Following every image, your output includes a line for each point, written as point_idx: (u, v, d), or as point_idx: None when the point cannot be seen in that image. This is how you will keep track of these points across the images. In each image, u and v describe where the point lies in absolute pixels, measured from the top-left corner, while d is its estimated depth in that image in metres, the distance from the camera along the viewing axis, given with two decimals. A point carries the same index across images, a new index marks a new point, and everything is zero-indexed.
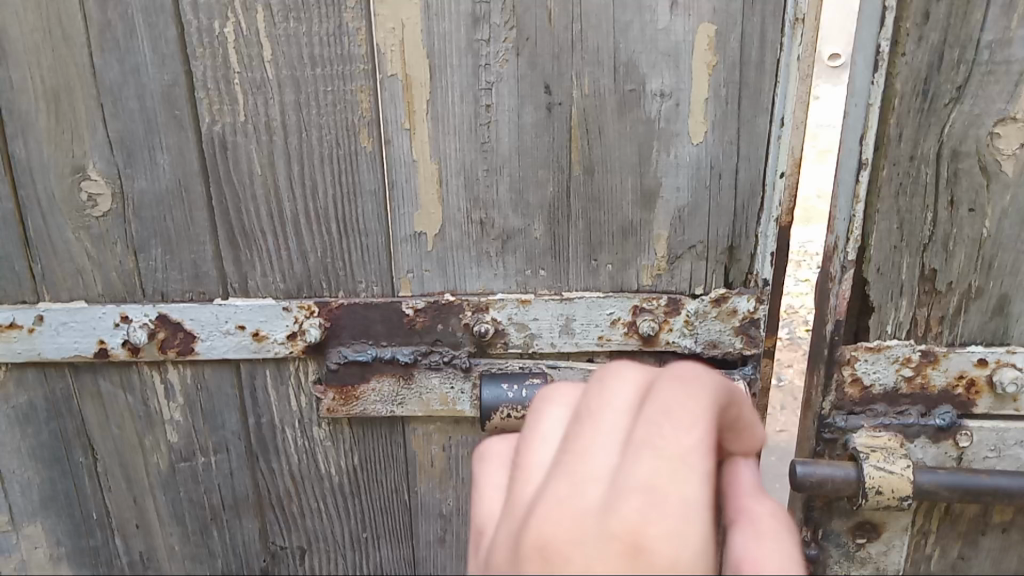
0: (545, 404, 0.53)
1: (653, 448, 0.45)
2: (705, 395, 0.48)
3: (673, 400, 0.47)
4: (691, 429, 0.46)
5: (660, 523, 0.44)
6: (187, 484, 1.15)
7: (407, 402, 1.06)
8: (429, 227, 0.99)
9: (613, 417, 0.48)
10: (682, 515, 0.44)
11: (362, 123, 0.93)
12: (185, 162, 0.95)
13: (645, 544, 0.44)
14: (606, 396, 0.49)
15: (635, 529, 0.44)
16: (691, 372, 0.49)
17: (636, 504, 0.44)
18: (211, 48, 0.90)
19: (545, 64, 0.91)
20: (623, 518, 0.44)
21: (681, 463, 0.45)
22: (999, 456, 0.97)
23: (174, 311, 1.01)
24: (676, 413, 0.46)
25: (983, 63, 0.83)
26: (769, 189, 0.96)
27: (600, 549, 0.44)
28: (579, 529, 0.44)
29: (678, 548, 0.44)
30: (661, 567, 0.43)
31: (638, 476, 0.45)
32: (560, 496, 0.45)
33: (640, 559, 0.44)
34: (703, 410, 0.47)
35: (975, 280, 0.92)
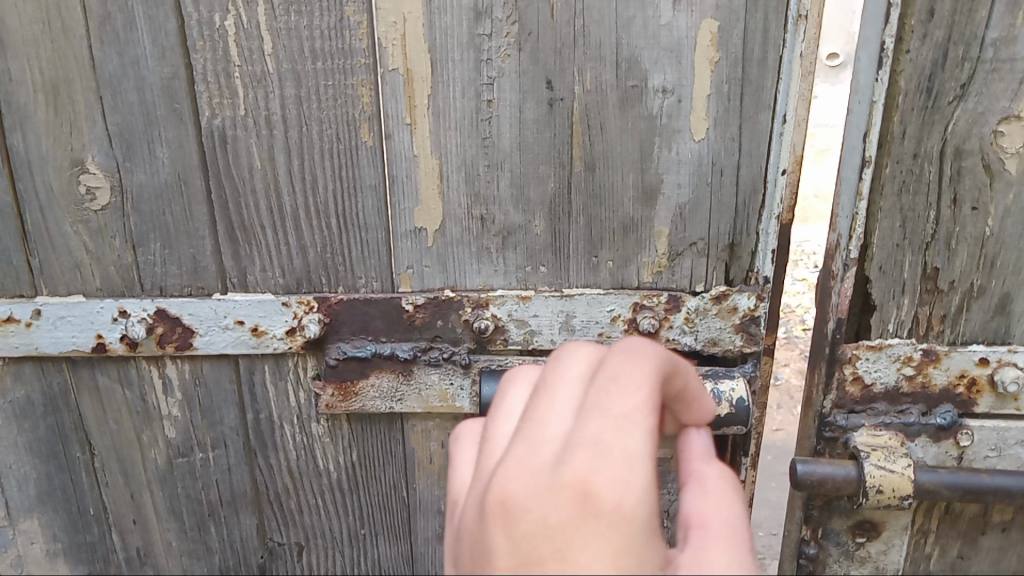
0: (509, 384, 0.58)
1: (600, 409, 0.50)
2: (649, 363, 0.52)
3: (620, 366, 0.51)
4: (635, 391, 0.50)
5: (606, 472, 0.48)
6: (185, 479, 1.15)
7: (407, 398, 1.05)
8: (430, 222, 0.98)
9: (566, 385, 0.52)
10: (627, 464, 0.49)
11: (363, 117, 0.93)
12: (184, 155, 0.95)
13: (594, 491, 0.48)
14: (560, 368, 0.53)
15: (583, 478, 0.48)
16: (637, 345, 0.53)
17: (584, 456, 0.48)
18: (211, 40, 0.89)
19: (547, 59, 0.90)
20: (572, 469, 0.48)
21: (626, 418, 0.49)
22: (999, 455, 0.97)
23: (173, 306, 1.00)
24: (622, 377, 0.51)
25: (987, 61, 0.83)
26: (771, 186, 0.95)
27: (554, 498, 0.48)
28: (533, 482, 0.48)
29: (623, 494, 0.48)
30: (608, 511, 0.48)
31: (586, 432, 0.49)
32: (517, 456, 0.50)
33: (589, 505, 0.48)
34: (646, 375, 0.51)
35: (977, 279, 0.92)
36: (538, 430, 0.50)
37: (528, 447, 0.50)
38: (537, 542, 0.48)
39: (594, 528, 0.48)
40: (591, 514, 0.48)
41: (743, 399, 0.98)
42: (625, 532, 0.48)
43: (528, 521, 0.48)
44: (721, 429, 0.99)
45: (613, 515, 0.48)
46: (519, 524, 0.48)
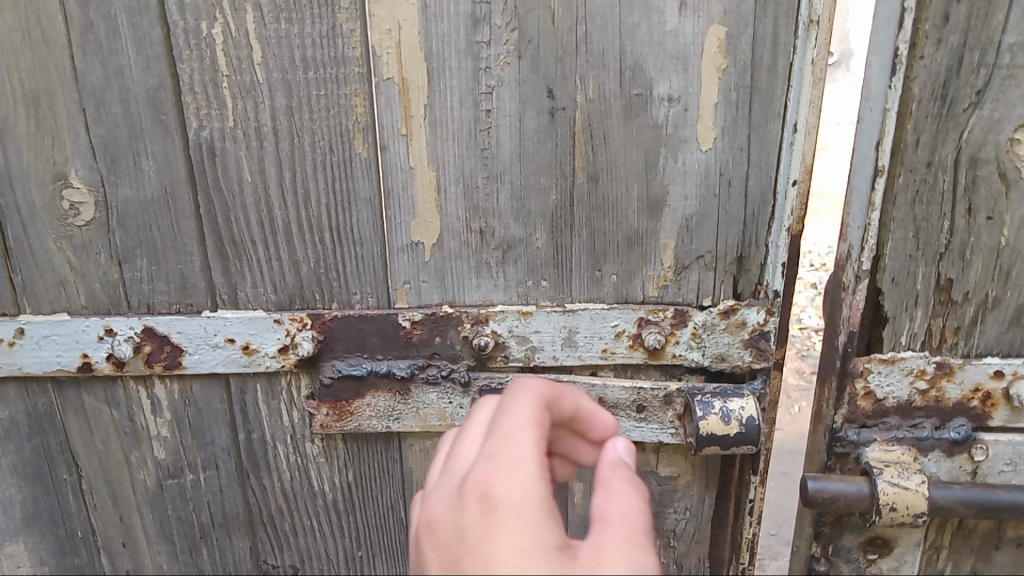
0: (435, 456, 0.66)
1: (493, 432, 0.57)
2: (530, 390, 0.60)
3: (507, 399, 0.60)
4: (519, 412, 0.58)
5: (498, 472, 0.54)
6: (175, 501, 1.11)
7: (404, 417, 1.02)
8: (427, 236, 0.95)
9: (472, 428, 0.61)
10: (514, 462, 0.55)
11: (356, 128, 0.89)
12: (171, 169, 0.91)
13: (489, 492, 0.53)
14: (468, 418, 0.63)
15: (480, 480, 0.54)
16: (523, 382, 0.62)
17: (479, 467, 0.55)
18: (198, 49, 0.86)
19: (547, 67, 0.87)
20: (469, 479, 0.55)
21: (511, 432, 0.57)
22: (1015, 470, 0.93)
23: (160, 324, 0.97)
24: (509, 403, 0.59)
25: (1004, 67, 0.79)
26: (781, 197, 0.92)
27: (460, 505, 0.54)
28: (447, 500, 0.55)
29: (515, 487, 0.53)
30: (502, 503, 0.53)
31: (482, 451, 0.57)
32: (440, 488, 0.57)
33: (487, 503, 0.53)
34: (528, 400, 0.59)
35: (991, 290, 0.88)
36: (452, 463, 0.58)
37: (445, 479, 0.58)
38: (455, 548, 0.53)
39: (495, 520, 0.52)
40: (493, 510, 0.53)
41: (754, 418, 0.95)
42: (523, 518, 0.52)
43: (446, 533, 0.54)
44: (730, 448, 0.96)
45: (508, 506, 0.53)
46: (441, 538, 0.54)
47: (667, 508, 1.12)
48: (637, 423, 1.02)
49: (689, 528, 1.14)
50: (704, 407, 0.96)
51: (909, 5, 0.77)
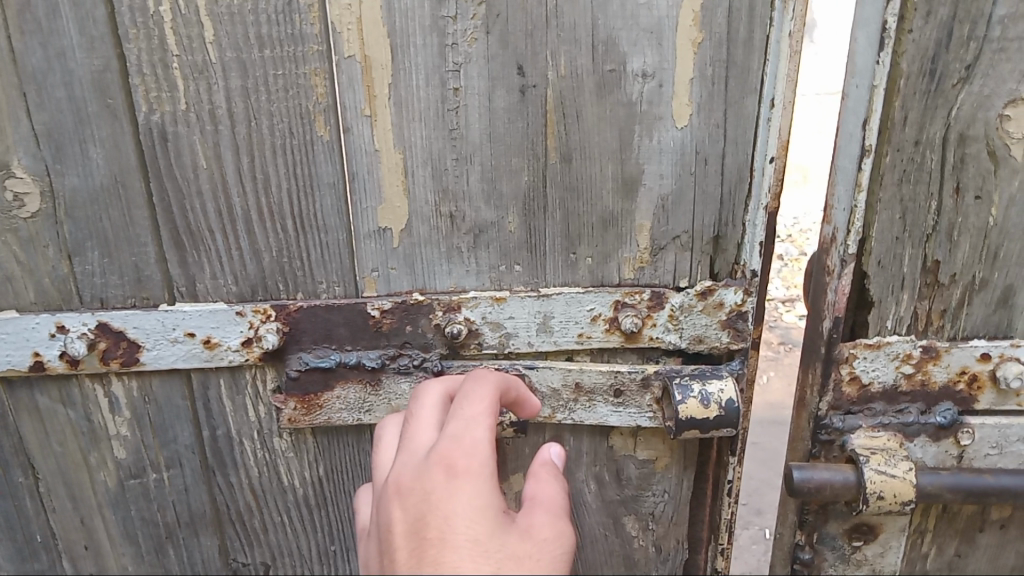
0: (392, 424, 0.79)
1: (455, 416, 0.69)
2: (488, 385, 0.72)
3: (468, 390, 0.71)
4: (478, 400, 0.70)
5: (459, 449, 0.66)
6: (138, 502, 1.07)
7: (375, 409, 0.98)
8: (395, 221, 0.91)
9: (422, 416, 0.73)
10: (474, 441, 0.67)
11: (317, 110, 0.85)
12: (121, 156, 0.86)
13: (453, 462, 0.65)
14: (416, 409, 0.74)
15: (443, 453, 0.66)
16: (482, 375, 0.74)
17: (445, 443, 0.67)
18: (145, 28, 0.80)
19: (518, 43, 0.83)
20: (436, 451, 0.66)
21: (473, 415, 0.69)
22: (1001, 453, 0.93)
23: (115, 319, 0.92)
24: (464, 395, 0.71)
25: (994, 40, 0.78)
26: (757, 175, 0.90)
27: (425, 474, 0.66)
28: (414, 470, 0.67)
29: (475, 462, 0.65)
30: (464, 471, 0.65)
31: (447, 430, 0.68)
32: (404, 462, 0.69)
33: (451, 472, 0.65)
34: (486, 393, 0.71)
35: (978, 271, 0.87)
36: (414, 443, 0.70)
37: (407, 452, 0.70)
38: (421, 508, 0.64)
39: (455, 488, 0.64)
40: (453, 478, 0.64)
41: (733, 401, 0.94)
42: (481, 484, 0.64)
43: (412, 496, 0.65)
44: (709, 432, 0.94)
45: (469, 474, 0.65)
46: (407, 501, 0.65)
47: (647, 489, 1.10)
48: (615, 408, 1.00)
49: (668, 511, 1.12)
50: (683, 390, 0.94)
51: None
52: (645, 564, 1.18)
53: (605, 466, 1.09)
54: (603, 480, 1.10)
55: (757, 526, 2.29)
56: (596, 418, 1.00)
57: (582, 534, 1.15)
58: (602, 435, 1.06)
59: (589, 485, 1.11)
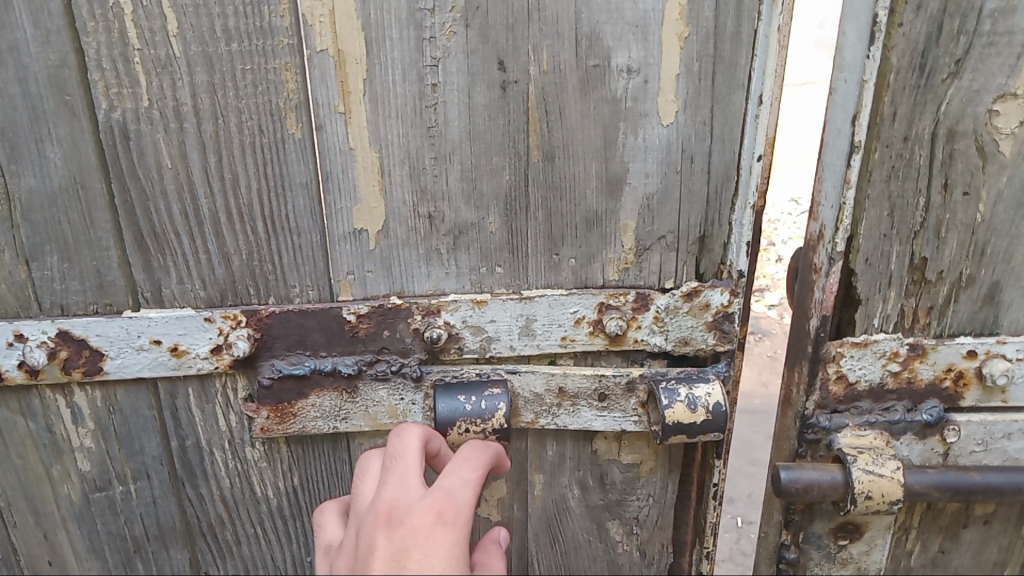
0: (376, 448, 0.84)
1: (454, 473, 0.75)
2: (487, 454, 0.78)
3: (469, 451, 0.77)
4: (477, 465, 0.76)
5: (448, 505, 0.72)
6: (104, 515, 1.03)
7: (352, 416, 0.95)
8: (371, 222, 0.87)
9: (412, 450, 0.77)
10: (463, 501, 0.73)
11: (288, 106, 0.81)
12: (80, 155, 0.81)
13: (444, 510, 0.71)
14: (406, 442, 0.78)
15: (438, 500, 0.72)
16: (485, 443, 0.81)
17: (440, 493, 0.73)
18: (104, 20, 0.76)
19: (497, 36, 0.80)
20: (431, 497, 0.72)
21: (467, 479, 0.75)
22: (986, 450, 0.92)
23: (77, 327, 0.87)
24: (466, 455, 0.77)
25: (984, 34, 0.76)
26: (745, 173, 0.87)
27: (413, 515, 0.71)
28: (402, 507, 0.72)
29: (460, 520, 0.71)
30: (451, 523, 0.71)
31: (444, 482, 0.74)
32: (392, 493, 0.73)
33: (440, 520, 0.71)
34: (484, 460, 0.77)
35: (966, 268, 0.86)
36: (403, 477, 0.75)
37: (395, 484, 0.74)
38: (402, 547, 0.69)
39: (435, 540, 0.69)
40: (437, 530, 0.70)
41: (720, 404, 0.91)
42: (460, 541, 0.70)
43: (396, 533, 0.70)
44: (697, 437, 0.92)
45: (454, 527, 0.70)
46: (390, 534, 0.70)
47: (630, 492, 1.08)
48: (600, 412, 0.97)
49: (652, 514, 1.10)
50: (670, 394, 0.91)
51: None
52: (629, 568, 1.15)
53: (589, 470, 1.06)
54: (586, 485, 1.08)
55: (728, 514, 2.33)
56: (580, 423, 0.97)
57: (566, 539, 1.13)
58: (586, 440, 1.04)
59: (572, 490, 1.08)
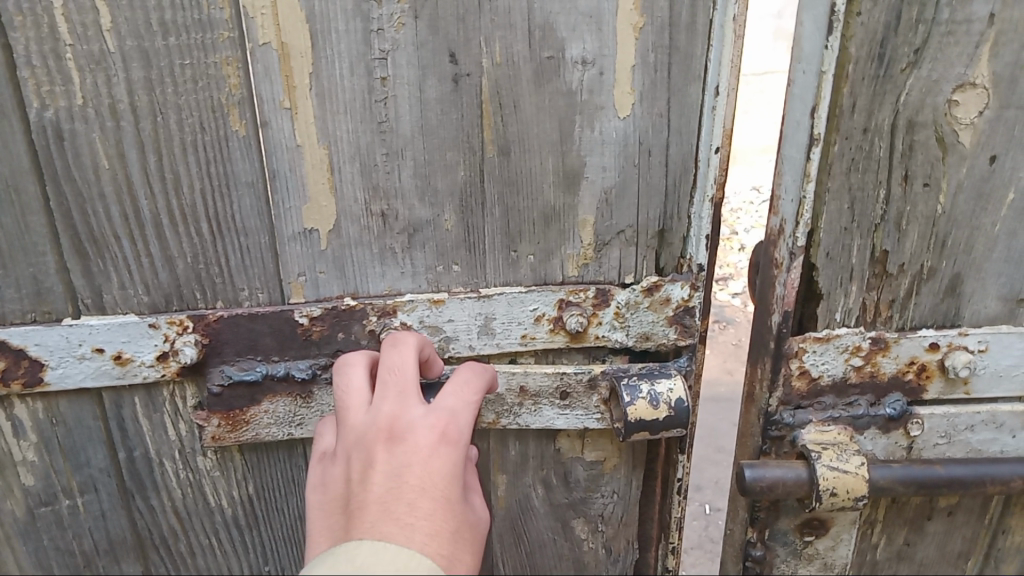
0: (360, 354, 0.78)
1: (455, 393, 0.72)
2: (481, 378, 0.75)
3: (466, 374, 0.75)
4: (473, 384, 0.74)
5: (450, 426, 0.69)
6: (51, 531, 0.99)
7: (307, 422, 0.92)
8: (322, 222, 0.84)
9: (411, 364, 0.74)
10: (463, 424, 0.70)
11: (231, 102, 0.78)
12: (11, 157, 0.77)
13: (446, 435, 0.68)
14: (405, 356, 0.74)
15: (440, 421, 0.69)
16: (480, 366, 0.77)
17: (442, 414, 0.69)
18: (32, 14, 0.72)
19: (448, 28, 0.77)
20: (433, 418, 0.69)
21: (467, 399, 0.72)
22: (950, 442, 0.92)
23: (14, 336, 0.83)
24: (462, 374, 0.75)
25: (942, 23, 0.75)
26: (703, 166, 0.86)
27: (416, 432, 0.68)
28: (402, 425, 0.68)
29: (460, 443, 0.68)
30: (453, 447, 0.68)
31: (445, 403, 0.71)
32: (392, 406, 0.70)
33: (442, 443, 0.68)
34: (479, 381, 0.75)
35: (927, 261, 0.85)
36: (402, 391, 0.71)
37: (394, 398, 0.71)
38: (403, 466, 0.66)
39: (439, 461, 0.66)
40: (440, 452, 0.67)
41: (682, 400, 0.90)
42: (459, 466, 0.67)
43: (397, 450, 0.67)
44: (659, 433, 0.90)
45: (456, 453, 0.68)
46: (391, 451, 0.67)
47: (595, 491, 1.06)
48: (561, 410, 0.95)
49: (617, 511, 1.08)
50: (631, 391, 0.90)
51: None
52: (595, 565, 1.14)
53: (552, 469, 1.05)
54: (550, 483, 1.06)
55: (697, 502, 2.34)
56: (542, 422, 0.96)
57: (530, 539, 1.11)
58: (549, 439, 1.02)
59: (536, 490, 1.06)
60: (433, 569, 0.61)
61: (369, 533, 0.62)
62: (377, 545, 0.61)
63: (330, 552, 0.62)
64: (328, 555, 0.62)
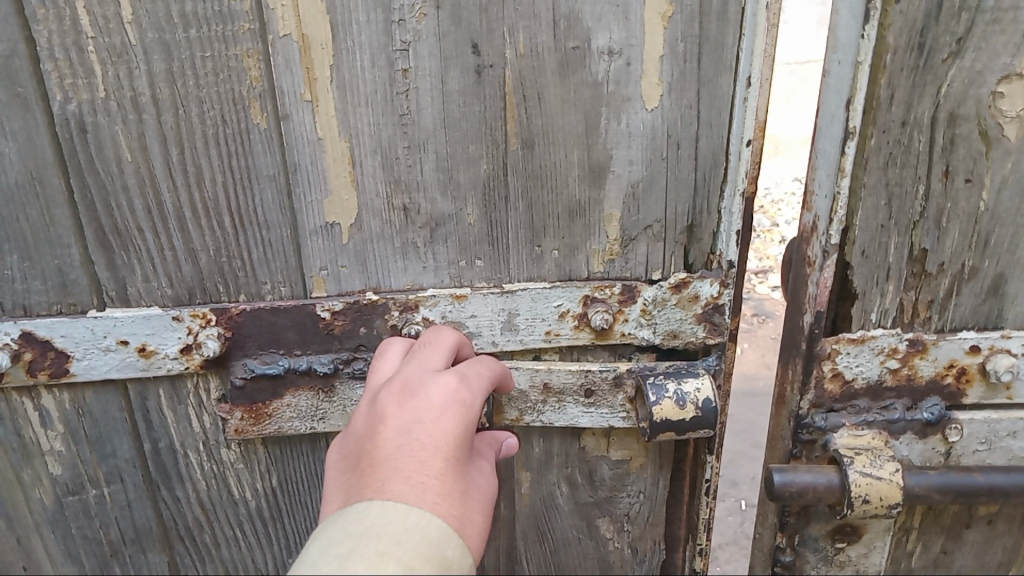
0: (390, 340, 0.80)
1: (471, 368, 0.72)
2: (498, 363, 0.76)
3: (484, 358, 0.76)
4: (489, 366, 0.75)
5: (462, 390, 0.68)
6: (79, 519, 1.00)
7: (329, 416, 0.92)
8: (344, 216, 0.84)
9: (438, 344, 0.75)
10: (476, 392, 0.69)
11: (252, 95, 0.77)
12: (36, 150, 0.78)
13: (457, 397, 0.67)
14: (443, 334, 0.77)
15: (454, 384, 0.68)
16: (497, 359, 0.78)
17: (456, 379, 0.69)
18: (54, 7, 0.72)
19: (471, 18, 0.75)
20: (447, 380, 0.68)
21: (479, 375, 0.72)
22: (990, 449, 0.88)
23: (40, 328, 0.84)
24: (482, 355, 0.76)
25: (987, 10, 0.71)
26: (733, 159, 0.83)
27: (429, 391, 0.67)
28: (417, 384, 0.68)
29: (472, 407, 0.67)
30: (465, 409, 0.67)
31: (461, 371, 0.71)
32: (409, 370, 0.70)
33: (454, 403, 0.67)
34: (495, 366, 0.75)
35: (968, 260, 0.82)
36: (423, 361, 0.72)
37: (414, 365, 0.71)
38: (413, 422, 0.64)
39: (449, 420, 0.65)
40: (451, 411, 0.65)
41: (710, 400, 0.87)
42: (470, 429, 0.66)
43: (408, 406, 0.65)
44: (686, 434, 0.88)
45: (467, 415, 0.66)
46: (402, 407, 0.65)
47: (621, 491, 1.04)
48: (586, 409, 0.94)
49: (643, 512, 1.06)
50: (657, 390, 0.87)
51: None
52: (620, 566, 1.12)
53: (577, 467, 1.03)
54: (575, 482, 1.04)
55: (732, 498, 2.30)
56: (566, 420, 0.94)
57: (554, 537, 1.10)
58: (573, 437, 1.00)
59: (561, 488, 1.05)
60: (444, 530, 0.59)
61: (378, 489, 0.60)
62: (387, 503, 0.59)
63: (339, 515, 0.59)
64: (337, 517, 0.59)
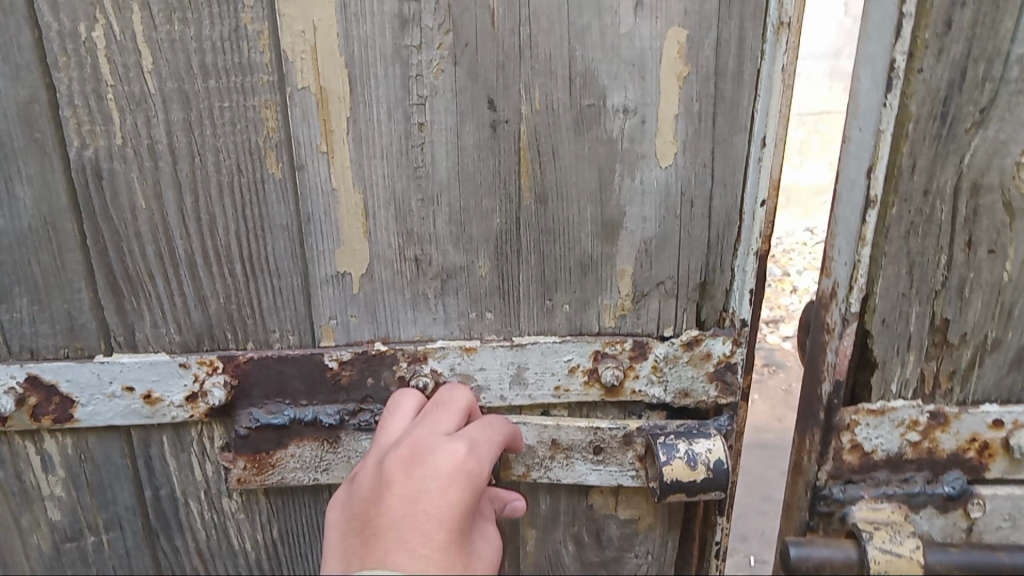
0: (402, 396, 0.79)
1: (480, 437, 0.71)
2: (505, 431, 0.75)
3: (493, 424, 0.74)
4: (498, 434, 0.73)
5: (470, 460, 0.66)
6: (75, 566, 0.98)
7: (334, 468, 0.90)
8: (354, 265, 0.83)
9: (448, 407, 0.75)
10: (483, 461, 0.68)
11: (268, 145, 0.77)
12: (51, 195, 0.78)
13: (464, 465, 0.65)
14: (454, 395, 0.77)
15: (462, 453, 0.67)
16: (506, 426, 0.77)
17: (464, 447, 0.68)
18: (76, 56, 0.73)
19: (488, 74, 0.76)
20: (455, 448, 0.67)
21: (488, 444, 0.71)
22: (1014, 526, 0.87)
23: (46, 372, 0.84)
24: (492, 421, 0.75)
25: (1011, 82, 0.71)
26: (747, 219, 0.82)
27: (436, 459, 0.65)
28: (425, 452, 0.66)
29: (478, 477, 0.66)
30: (472, 478, 0.65)
31: (470, 439, 0.69)
32: (418, 436, 0.69)
33: (460, 470, 0.65)
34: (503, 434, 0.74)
35: (991, 331, 0.81)
36: (433, 426, 0.71)
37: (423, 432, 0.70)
38: (419, 492, 0.62)
39: (455, 491, 0.63)
40: (457, 482, 0.64)
41: (722, 461, 0.85)
42: (475, 499, 0.64)
43: (415, 474, 0.64)
44: (697, 496, 0.86)
45: (473, 485, 0.65)
46: (409, 475, 0.64)
47: (629, 551, 1.02)
48: (595, 466, 0.92)
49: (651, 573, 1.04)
50: (668, 450, 0.86)
51: (908, 10, 0.69)
52: None
53: (584, 526, 1.01)
54: (581, 541, 1.02)
55: (742, 554, 2.26)
56: (575, 477, 0.92)
57: None
58: (581, 494, 0.98)
59: (567, 546, 1.03)
60: None
61: (380, 559, 0.58)
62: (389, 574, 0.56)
63: None
64: None
